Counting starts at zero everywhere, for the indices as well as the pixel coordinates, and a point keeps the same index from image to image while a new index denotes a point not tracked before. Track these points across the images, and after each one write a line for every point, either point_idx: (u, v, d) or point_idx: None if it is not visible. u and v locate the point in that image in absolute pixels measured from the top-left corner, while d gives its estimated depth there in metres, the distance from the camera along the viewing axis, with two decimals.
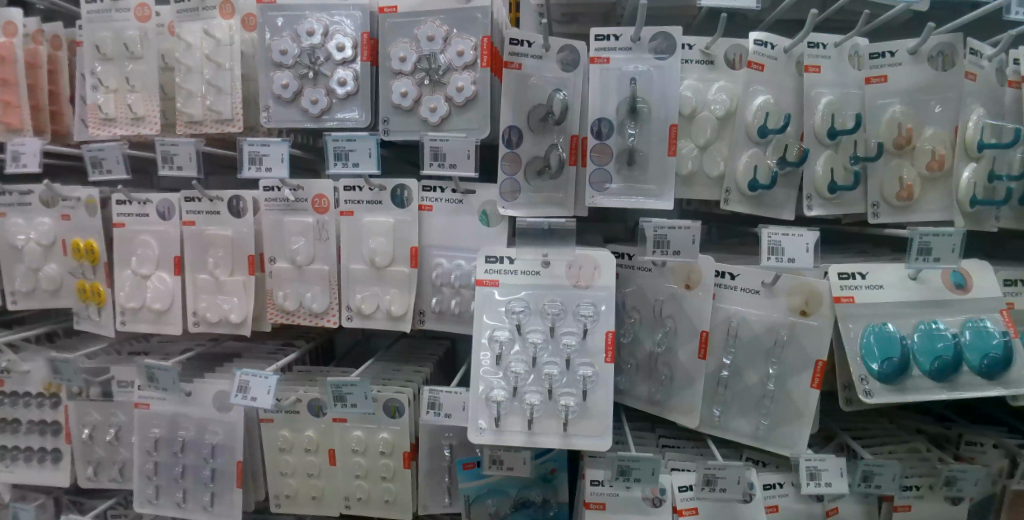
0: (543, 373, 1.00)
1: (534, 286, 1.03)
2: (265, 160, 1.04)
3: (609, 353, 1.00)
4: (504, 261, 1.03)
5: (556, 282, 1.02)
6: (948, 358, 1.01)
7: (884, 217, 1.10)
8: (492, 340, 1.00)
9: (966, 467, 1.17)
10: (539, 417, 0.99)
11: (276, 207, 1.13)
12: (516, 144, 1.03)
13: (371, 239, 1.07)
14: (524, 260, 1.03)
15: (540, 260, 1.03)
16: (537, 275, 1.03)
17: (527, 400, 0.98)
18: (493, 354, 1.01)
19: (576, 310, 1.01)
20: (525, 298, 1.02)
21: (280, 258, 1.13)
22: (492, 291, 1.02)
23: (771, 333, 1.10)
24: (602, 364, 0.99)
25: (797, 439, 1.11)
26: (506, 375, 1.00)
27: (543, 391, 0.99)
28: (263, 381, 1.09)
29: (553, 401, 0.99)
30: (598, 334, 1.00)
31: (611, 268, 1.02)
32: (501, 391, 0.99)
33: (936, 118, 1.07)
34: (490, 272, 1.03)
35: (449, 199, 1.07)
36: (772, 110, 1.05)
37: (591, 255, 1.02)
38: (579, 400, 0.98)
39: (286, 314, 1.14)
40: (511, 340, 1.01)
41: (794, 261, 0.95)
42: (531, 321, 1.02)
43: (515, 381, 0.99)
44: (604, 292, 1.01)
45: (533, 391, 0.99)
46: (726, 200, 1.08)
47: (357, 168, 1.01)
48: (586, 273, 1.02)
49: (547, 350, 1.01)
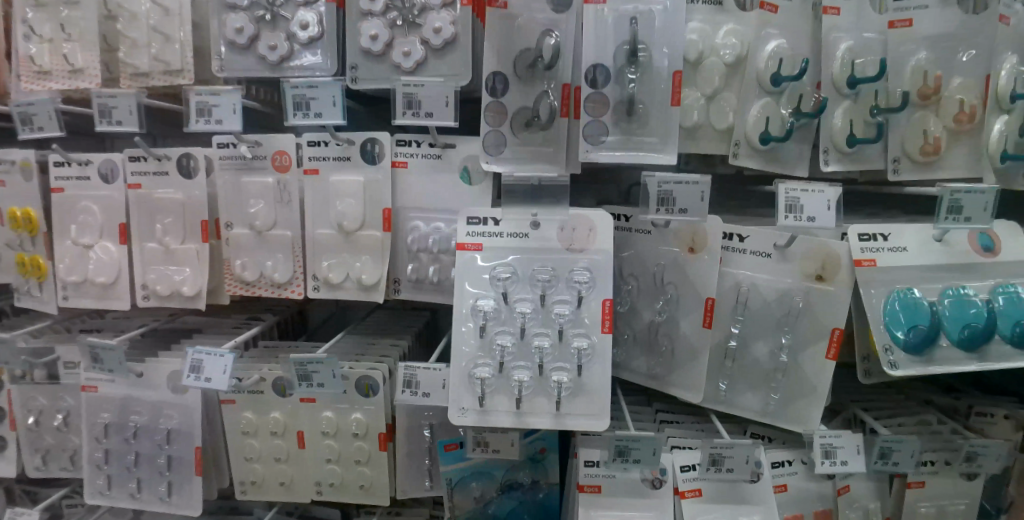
0: (533, 346, 0.89)
1: (521, 251, 0.91)
2: (215, 112, 0.91)
3: (606, 323, 0.89)
4: (489, 222, 0.92)
5: (547, 244, 0.92)
6: (979, 326, 0.92)
7: (905, 176, 1.01)
8: (477, 311, 0.89)
9: (987, 442, 1.09)
10: (528, 395, 0.88)
11: (231, 165, 1.00)
12: (500, 93, 0.91)
13: (339, 199, 0.95)
14: (510, 221, 0.92)
15: (529, 220, 0.92)
16: (525, 238, 0.92)
17: (514, 378, 0.87)
18: (475, 325, 0.90)
19: (569, 277, 0.90)
20: (512, 264, 0.91)
21: (238, 224, 1.01)
22: (476, 256, 0.91)
23: (783, 301, 1.00)
24: (599, 335, 0.89)
25: (810, 415, 1.02)
26: (491, 351, 0.89)
27: (534, 366, 0.89)
28: (217, 360, 0.98)
29: (544, 379, 0.89)
30: (595, 303, 0.90)
31: (607, 226, 0.91)
32: (488, 367, 0.88)
33: (965, 67, 0.97)
34: (473, 236, 0.92)
35: (426, 155, 0.95)
36: (786, 56, 0.95)
37: (586, 214, 0.91)
38: (573, 376, 0.88)
39: (246, 285, 1.02)
40: (496, 311, 0.90)
41: (814, 220, 0.84)
42: (520, 290, 0.91)
43: (501, 357, 0.88)
44: (600, 255, 0.90)
45: (521, 367, 0.88)
46: (734, 155, 0.97)
47: (320, 119, 0.88)
48: (580, 234, 0.91)
49: (538, 322, 0.91)
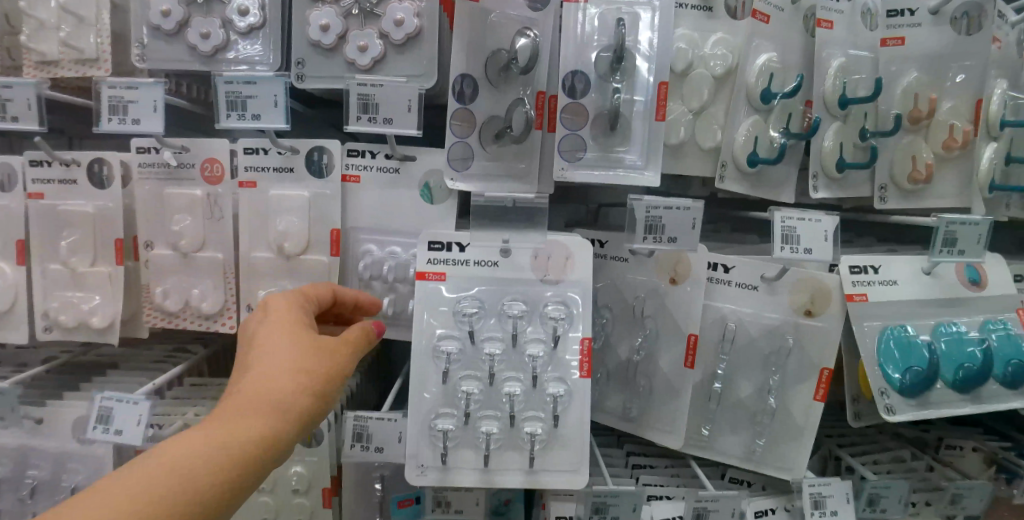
0: (503, 393, 0.78)
1: (489, 281, 0.81)
2: (131, 110, 0.77)
3: (584, 368, 0.79)
4: (452, 248, 0.81)
5: (518, 274, 0.81)
6: (973, 366, 0.88)
7: (891, 202, 0.96)
8: (438, 354, 0.78)
9: (972, 483, 1.04)
10: (497, 449, 0.77)
11: (152, 175, 0.86)
12: (469, 98, 0.81)
13: (279, 218, 0.82)
14: (477, 248, 0.81)
15: (498, 247, 0.81)
16: (495, 267, 0.81)
17: (482, 430, 0.76)
18: (438, 368, 0.79)
19: (542, 311, 0.80)
20: (479, 295, 0.80)
21: (160, 243, 0.87)
22: (437, 288, 0.80)
23: (772, 337, 0.93)
24: (577, 380, 0.79)
25: (795, 459, 0.94)
26: (454, 396, 0.78)
27: (504, 415, 0.79)
28: (131, 408, 0.87)
29: (515, 430, 0.78)
30: (573, 343, 0.80)
31: (586, 257, 0.82)
32: (451, 418, 0.77)
33: (956, 89, 0.93)
34: (433, 264, 0.81)
35: (383, 168, 0.84)
36: (777, 70, 0.89)
37: (564, 242, 0.81)
38: (549, 426, 0.78)
39: (169, 316, 0.88)
40: (459, 350, 0.78)
41: (811, 253, 0.78)
42: (487, 326, 0.80)
43: (466, 404, 0.77)
44: (578, 289, 0.81)
45: (490, 417, 0.78)
46: (721, 177, 0.90)
47: (258, 121, 0.75)
48: (556, 265, 0.81)
49: (508, 365, 0.80)
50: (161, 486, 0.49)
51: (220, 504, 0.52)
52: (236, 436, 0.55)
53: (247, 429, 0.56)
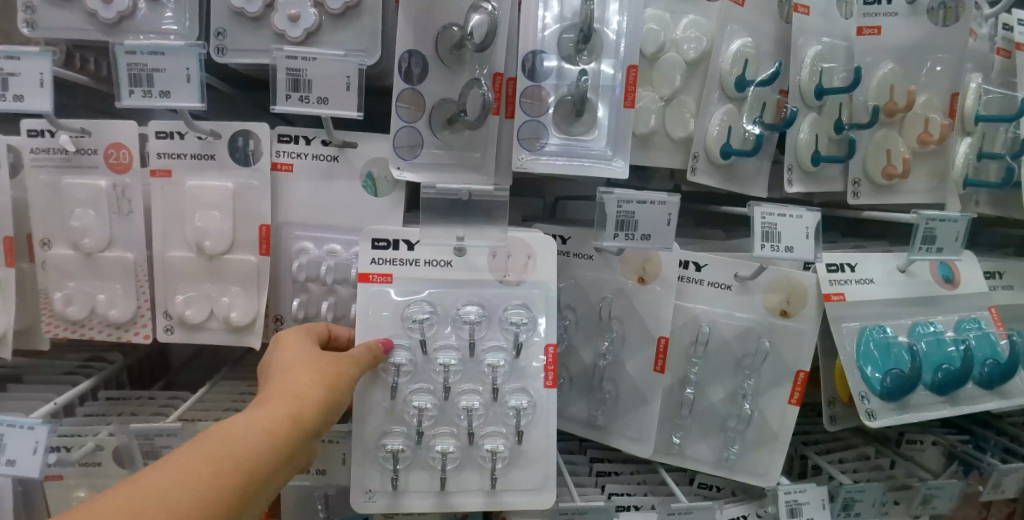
0: (459, 407, 0.69)
1: (440, 284, 0.72)
2: (12, 84, 0.65)
3: (549, 377, 0.71)
4: (399, 246, 0.72)
5: (474, 274, 0.73)
6: (952, 367, 0.84)
7: (864, 198, 0.92)
8: (387, 366, 0.69)
9: (943, 483, 1.01)
10: (454, 470, 0.69)
11: (47, 162, 0.73)
12: (417, 78, 0.72)
13: (198, 212, 0.71)
14: (427, 246, 0.72)
15: (452, 247, 0.72)
16: (449, 267, 0.73)
17: (437, 450, 0.68)
18: (386, 381, 0.69)
19: (501, 317, 0.72)
20: (430, 300, 0.71)
21: (57, 241, 0.75)
22: (381, 292, 0.71)
23: (746, 340, 0.87)
24: (541, 391, 0.71)
25: (770, 465, 0.87)
26: (401, 412, 0.69)
27: (461, 433, 0.70)
28: (25, 435, 0.74)
29: (473, 449, 0.70)
30: (536, 350, 0.72)
31: (550, 255, 0.74)
32: (401, 438, 0.68)
33: (931, 82, 0.91)
34: (377, 265, 0.71)
35: (319, 156, 0.74)
36: (751, 57, 0.83)
37: (523, 237, 0.73)
38: (512, 443, 0.70)
39: (70, 325, 0.76)
40: (411, 363, 0.70)
41: (792, 250, 0.73)
42: (441, 332, 0.72)
43: (417, 421, 0.68)
44: (540, 290, 0.73)
45: (445, 436, 0.69)
46: (692, 170, 0.83)
47: (167, 100, 0.64)
48: (515, 265, 0.73)
49: (463, 378, 0.71)
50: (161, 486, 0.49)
51: (226, 501, 0.52)
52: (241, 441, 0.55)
53: (250, 433, 0.56)
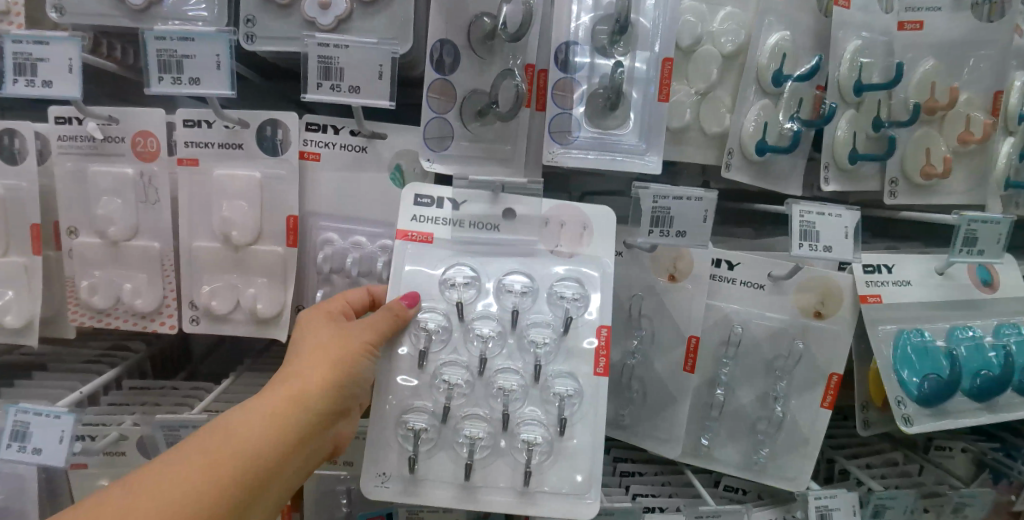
0: (496, 386, 0.68)
1: (482, 247, 0.71)
2: (41, 70, 0.64)
3: (600, 365, 0.69)
4: (443, 205, 0.72)
5: (520, 239, 0.71)
6: (992, 373, 0.82)
7: (902, 198, 0.89)
8: (420, 331, 0.68)
9: (976, 492, 0.99)
10: (484, 460, 0.67)
11: (74, 150, 0.73)
12: (449, 69, 0.71)
13: (225, 201, 0.70)
14: (472, 210, 0.70)
15: (501, 209, 0.70)
16: (496, 230, 0.71)
17: (466, 432, 0.66)
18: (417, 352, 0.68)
19: (550, 290, 0.70)
20: (471, 266, 0.70)
21: (84, 230, 0.74)
22: (419, 252, 0.70)
23: (778, 341, 0.85)
24: (591, 377, 0.68)
25: (799, 469, 0.86)
26: (428, 390, 0.68)
27: (495, 416, 0.68)
28: (52, 424, 0.74)
29: (509, 434, 0.68)
30: (587, 332, 0.70)
31: (607, 231, 0.72)
32: (425, 416, 0.67)
33: (971, 79, 0.88)
34: (415, 222, 0.71)
35: (347, 147, 0.73)
36: (789, 51, 0.80)
37: (581, 210, 0.72)
38: (551, 434, 0.67)
39: (96, 314, 0.76)
40: (443, 336, 0.68)
41: (831, 250, 0.70)
42: (481, 303, 0.70)
43: (446, 398, 0.67)
44: (594, 265, 0.71)
45: (478, 418, 0.67)
46: (726, 166, 0.81)
47: (196, 87, 0.63)
48: (570, 236, 0.72)
49: (499, 355, 0.70)
50: (167, 484, 0.51)
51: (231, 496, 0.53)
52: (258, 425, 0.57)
53: (256, 425, 0.57)
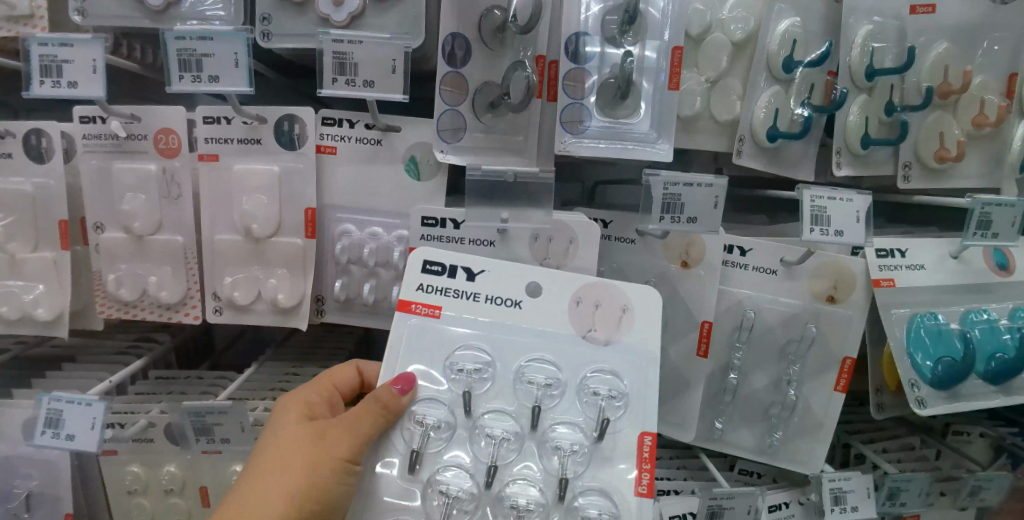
0: (507, 503, 0.61)
1: (501, 324, 0.67)
2: (67, 71, 0.66)
3: (643, 484, 0.62)
4: (456, 273, 0.68)
5: (546, 318, 0.68)
6: (1007, 356, 0.81)
7: (914, 182, 0.89)
8: (416, 425, 0.64)
9: (994, 475, 1.01)
10: None
11: (99, 148, 0.75)
12: (460, 62, 0.71)
13: (245, 196, 0.72)
14: (496, 280, 0.68)
15: (524, 285, 0.68)
16: (519, 307, 0.68)
17: None
18: (416, 448, 0.63)
19: (579, 387, 0.66)
20: (484, 347, 0.66)
21: (110, 226, 0.76)
22: (425, 326, 0.67)
23: (790, 325, 0.85)
24: (632, 498, 0.62)
25: (813, 454, 0.87)
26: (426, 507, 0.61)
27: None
28: (85, 411, 0.77)
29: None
30: (625, 437, 0.64)
31: (648, 313, 0.68)
32: None
33: (987, 62, 0.87)
34: (420, 293, 0.68)
35: (363, 139, 0.74)
36: (799, 37, 0.80)
37: (621, 288, 0.68)
38: None
39: (123, 307, 0.79)
40: (448, 432, 0.65)
41: (842, 235, 0.71)
42: (494, 396, 0.67)
43: (445, 511, 0.60)
44: (635, 354, 0.67)
45: None
46: (737, 153, 0.81)
47: (216, 84, 0.65)
48: (608, 319, 0.67)
49: (513, 466, 0.65)
50: None
51: None
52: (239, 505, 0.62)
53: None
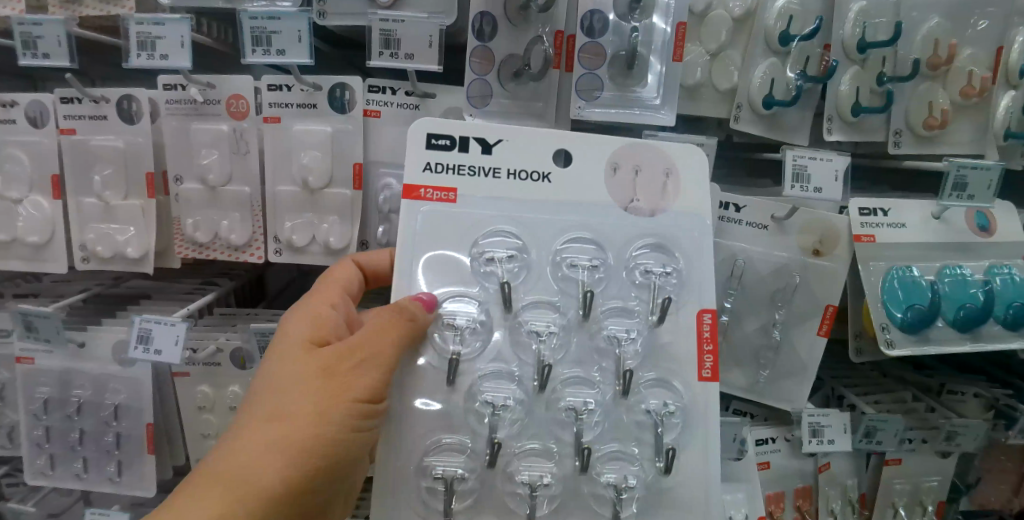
0: (563, 406, 0.71)
1: (536, 198, 0.73)
2: (159, 46, 0.78)
3: (707, 369, 0.72)
4: (467, 146, 0.73)
5: (583, 188, 0.74)
6: (975, 306, 0.90)
7: (904, 148, 0.96)
8: (448, 328, 0.69)
9: (969, 422, 1.12)
10: (560, 502, 0.70)
11: (179, 111, 0.88)
12: (488, 36, 0.82)
13: (303, 152, 0.85)
14: (514, 149, 0.73)
15: (552, 157, 0.74)
16: (548, 177, 0.73)
17: (522, 477, 0.68)
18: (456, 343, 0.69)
19: (630, 269, 0.74)
20: (513, 235, 0.72)
21: (187, 178, 0.90)
22: (441, 208, 0.72)
23: (779, 276, 0.94)
24: (699, 383, 0.72)
25: (797, 393, 0.98)
26: (465, 422, 0.69)
27: (566, 445, 0.72)
28: (169, 330, 0.92)
29: (589, 477, 0.71)
30: (690, 320, 0.73)
31: (692, 174, 0.75)
32: (461, 451, 0.68)
33: (977, 37, 0.94)
34: (429, 174, 0.72)
35: (403, 104, 0.86)
36: (796, 13, 0.88)
37: (663, 152, 0.75)
38: (643, 475, 0.71)
39: (198, 248, 0.92)
40: (484, 335, 0.70)
41: (821, 191, 0.80)
42: (526, 287, 0.73)
43: (492, 421, 0.68)
44: (685, 213, 0.74)
45: (534, 455, 0.70)
46: (735, 119, 0.90)
47: (282, 56, 0.76)
48: (653, 188, 0.74)
49: (560, 358, 0.72)
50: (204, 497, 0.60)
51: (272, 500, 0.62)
52: (249, 456, 0.63)
53: (273, 444, 0.63)
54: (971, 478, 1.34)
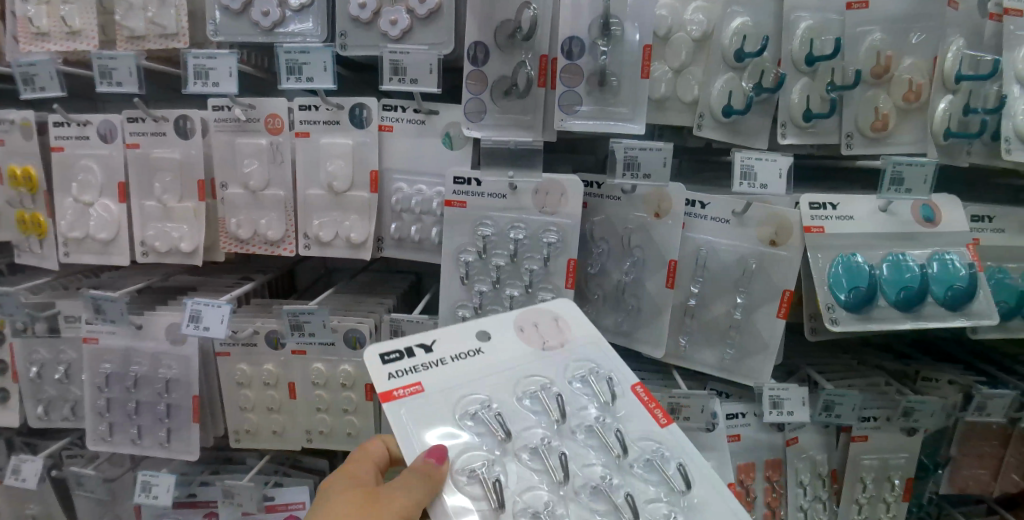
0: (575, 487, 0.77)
1: (487, 364, 0.84)
2: (212, 74, 0.95)
3: (662, 417, 0.82)
4: (413, 352, 0.83)
5: (510, 353, 0.86)
6: (915, 287, 1.02)
7: (857, 149, 1.08)
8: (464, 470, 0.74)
9: (924, 398, 1.21)
10: None
11: (227, 128, 1.05)
12: (481, 61, 0.97)
13: (330, 161, 1.02)
14: (447, 344, 0.85)
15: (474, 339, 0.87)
16: (480, 351, 0.86)
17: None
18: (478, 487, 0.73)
19: (573, 386, 0.84)
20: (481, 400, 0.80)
21: (232, 184, 1.07)
22: (414, 402, 0.78)
23: (739, 264, 1.08)
24: (661, 429, 0.81)
25: (760, 369, 1.10)
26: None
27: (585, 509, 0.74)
28: (216, 311, 1.09)
29: None
30: (627, 391, 0.84)
31: (571, 316, 0.93)
32: None
33: (914, 49, 1.05)
34: (395, 378, 0.80)
35: (412, 120, 1.02)
36: (749, 33, 1.02)
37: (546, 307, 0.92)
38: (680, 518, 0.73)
39: (240, 242, 1.09)
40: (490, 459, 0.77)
41: (766, 188, 0.96)
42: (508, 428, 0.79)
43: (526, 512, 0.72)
44: (585, 335, 0.90)
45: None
46: (699, 126, 1.04)
47: (311, 83, 0.92)
48: (553, 333, 0.90)
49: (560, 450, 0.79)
50: None
51: None
52: None
53: None
54: (941, 458, 1.39)
